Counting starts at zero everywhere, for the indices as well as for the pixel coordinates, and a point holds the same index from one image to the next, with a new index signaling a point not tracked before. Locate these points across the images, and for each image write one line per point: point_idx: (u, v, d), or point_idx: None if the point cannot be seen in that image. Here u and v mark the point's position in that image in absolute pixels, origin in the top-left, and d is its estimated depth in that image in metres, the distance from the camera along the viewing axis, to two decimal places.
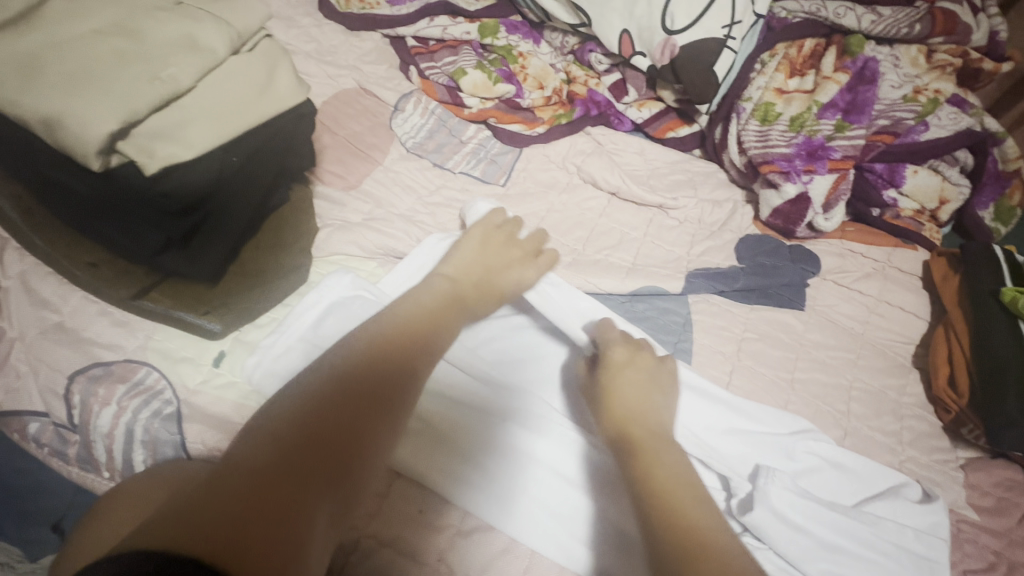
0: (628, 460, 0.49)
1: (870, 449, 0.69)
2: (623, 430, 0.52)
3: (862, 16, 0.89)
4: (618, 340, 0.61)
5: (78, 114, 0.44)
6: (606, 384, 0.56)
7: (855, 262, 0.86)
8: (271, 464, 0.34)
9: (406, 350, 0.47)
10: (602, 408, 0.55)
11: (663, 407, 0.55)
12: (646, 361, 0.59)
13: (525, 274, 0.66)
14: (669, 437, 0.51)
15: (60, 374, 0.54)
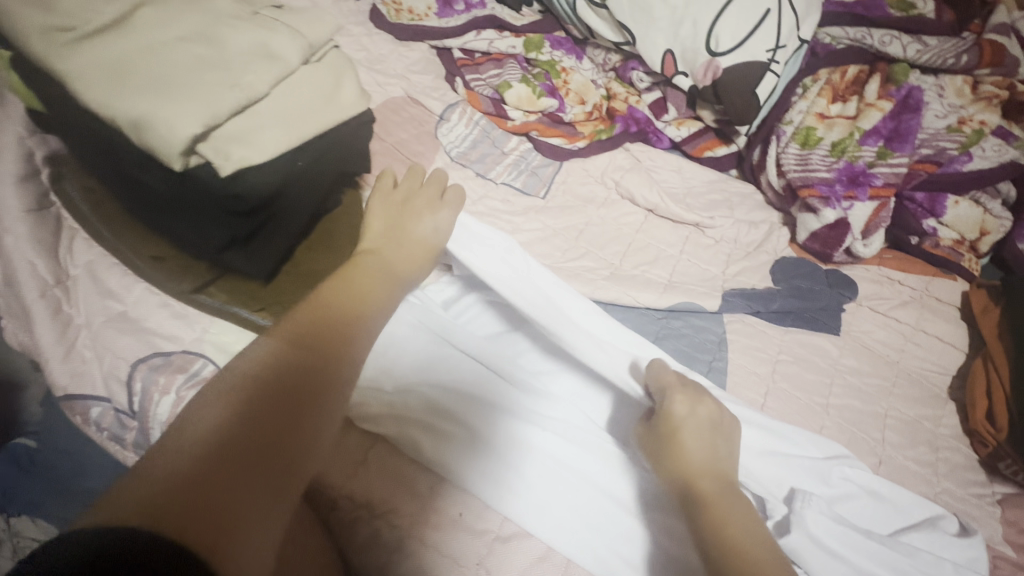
0: (700, 515, 0.51)
1: (905, 479, 0.69)
2: (690, 480, 0.53)
3: (908, 44, 0.89)
4: (676, 386, 0.59)
5: (164, 117, 0.46)
6: (672, 435, 0.56)
7: (893, 289, 0.85)
8: (220, 432, 0.33)
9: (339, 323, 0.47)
10: (665, 454, 0.56)
11: (725, 456, 0.56)
12: (709, 413, 0.57)
13: (432, 217, 0.64)
14: (735, 486, 0.53)
15: (124, 362, 0.56)
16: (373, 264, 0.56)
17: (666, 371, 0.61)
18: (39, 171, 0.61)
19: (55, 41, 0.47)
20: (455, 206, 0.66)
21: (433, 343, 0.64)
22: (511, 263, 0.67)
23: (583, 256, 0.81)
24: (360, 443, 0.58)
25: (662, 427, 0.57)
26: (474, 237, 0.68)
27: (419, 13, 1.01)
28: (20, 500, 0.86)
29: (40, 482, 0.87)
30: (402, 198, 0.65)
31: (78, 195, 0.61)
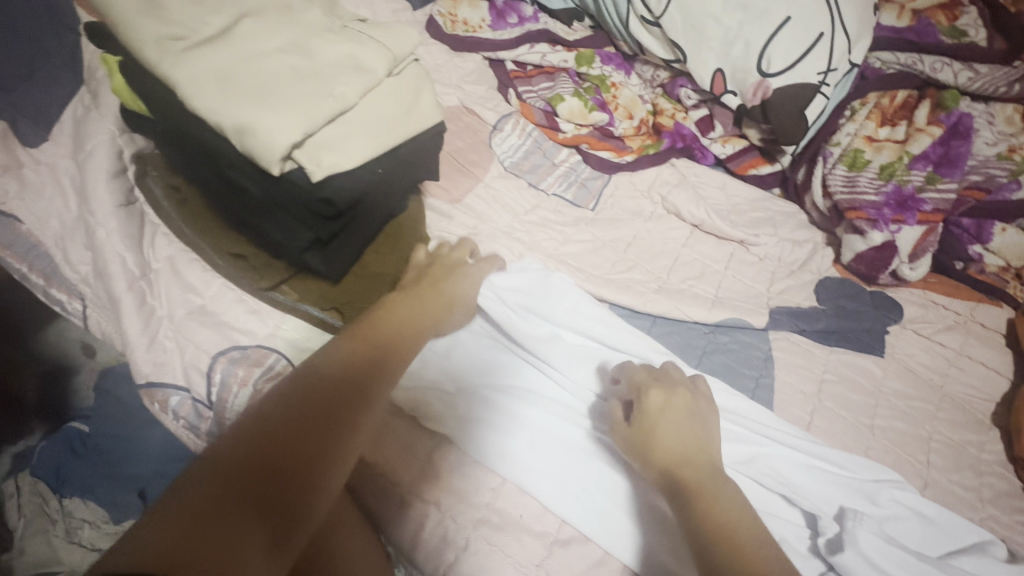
0: (689, 505, 0.49)
1: (951, 503, 0.69)
2: (676, 471, 0.52)
3: (959, 72, 0.89)
4: (649, 381, 0.59)
5: (267, 126, 0.49)
6: (647, 428, 0.55)
7: (937, 313, 0.86)
8: (219, 481, 0.36)
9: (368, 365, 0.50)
10: (648, 446, 0.55)
11: (706, 442, 0.55)
12: (682, 401, 0.58)
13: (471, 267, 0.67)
14: (722, 474, 0.53)
15: (205, 353, 0.59)
16: (415, 298, 0.59)
17: (637, 371, 0.62)
18: (127, 168, 0.65)
19: (169, 50, 0.50)
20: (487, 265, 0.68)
21: (490, 349, 0.66)
22: (556, 291, 0.71)
23: (633, 268, 0.83)
24: (423, 446, 0.59)
25: (639, 423, 0.56)
26: (518, 281, 0.71)
27: (473, 24, 1.04)
28: (74, 481, 0.87)
29: (95, 464, 0.88)
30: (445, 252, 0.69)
31: (161, 193, 0.63)
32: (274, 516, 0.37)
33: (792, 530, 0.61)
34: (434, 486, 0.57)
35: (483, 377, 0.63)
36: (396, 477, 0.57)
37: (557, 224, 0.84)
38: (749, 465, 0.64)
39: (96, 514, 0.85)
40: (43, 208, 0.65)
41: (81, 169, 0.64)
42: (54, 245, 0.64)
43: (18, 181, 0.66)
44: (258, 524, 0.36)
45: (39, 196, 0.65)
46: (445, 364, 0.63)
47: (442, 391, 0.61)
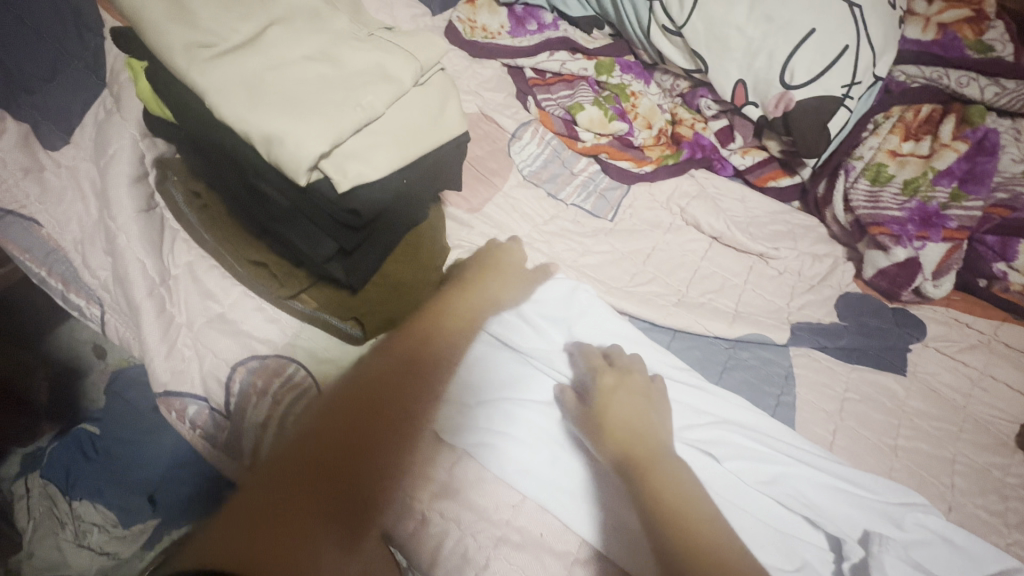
0: (641, 481, 0.52)
1: (976, 527, 0.68)
2: (628, 450, 0.54)
3: (985, 87, 0.88)
4: (606, 368, 0.63)
5: (296, 135, 0.48)
6: (602, 410, 0.58)
7: (960, 332, 0.85)
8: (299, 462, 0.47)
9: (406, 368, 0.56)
10: (601, 428, 0.57)
11: (658, 423, 0.58)
12: (637, 386, 0.61)
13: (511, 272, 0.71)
14: (670, 450, 0.55)
15: (224, 362, 0.58)
16: (437, 312, 0.62)
17: (594, 354, 0.65)
18: (148, 173, 0.64)
19: (197, 56, 0.50)
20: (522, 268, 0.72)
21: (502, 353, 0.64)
22: (574, 301, 0.73)
23: (652, 281, 0.82)
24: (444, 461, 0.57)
25: (595, 406, 0.59)
26: (540, 297, 0.72)
27: (492, 31, 1.03)
28: (81, 484, 0.85)
29: (103, 469, 0.85)
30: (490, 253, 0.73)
31: (181, 198, 0.63)
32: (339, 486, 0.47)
33: (816, 555, 0.59)
34: (453, 501, 0.55)
35: (495, 386, 0.62)
36: (416, 492, 0.54)
37: (572, 231, 0.83)
38: (771, 486, 0.63)
39: (106, 519, 0.84)
40: (64, 212, 0.65)
41: (101, 173, 0.63)
42: (73, 249, 0.64)
43: (38, 184, 0.65)
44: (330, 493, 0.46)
45: (60, 200, 0.65)
46: (461, 372, 0.60)
47: (464, 403, 0.59)
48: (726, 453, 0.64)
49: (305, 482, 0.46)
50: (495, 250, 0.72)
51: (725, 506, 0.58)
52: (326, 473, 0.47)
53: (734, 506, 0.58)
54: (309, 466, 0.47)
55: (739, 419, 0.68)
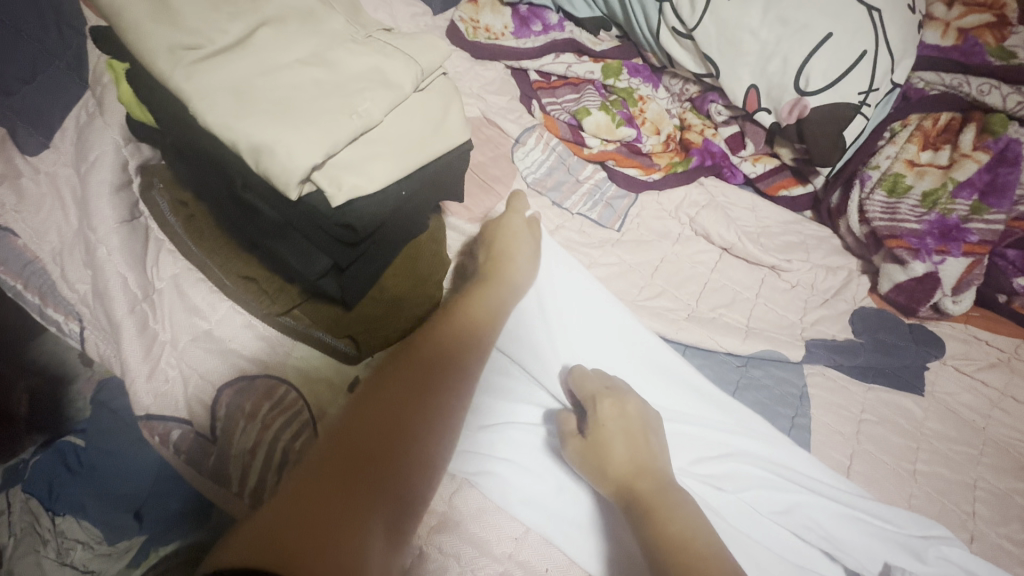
0: (643, 519, 0.49)
1: (999, 559, 0.65)
2: (626, 483, 0.51)
3: (1008, 95, 0.84)
4: (603, 391, 0.58)
5: (287, 145, 0.45)
6: (598, 441, 0.54)
7: (980, 350, 0.82)
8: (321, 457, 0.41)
9: (434, 363, 0.51)
10: (596, 460, 0.53)
11: (658, 451, 0.55)
12: (636, 411, 0.56)
13: (526, 267, 0.65)
14: (672, 481, 0.52)
15: (210, 384, 0.55)
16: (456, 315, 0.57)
17: (587, 381, 0.60)
18: (131, 180, 0.61)
19: (181, 59, 0.47)
20: (530, 251, 0.67)
21: (503, 376, 0.63)
22: (585, 308, 0.69)
23: (660, 295, 0.78)
24: (443, 491, 0.54)
25: (592, 435, 0.55)
26: (544, 300, 0.67)
27: (495, 31, 1.00)
28: (65, 498, 0.82)
29: (87, 482, 0.82)
30: (493, 238, 0.67)
31: (167, 208, 0.59)
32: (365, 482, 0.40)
33: None
34: (448, 534, 0.51)
35: (497, 409, 0.60)
36: None
37: (578, 242, 0.80)
38: (786, 516, 0.60)
39: (90, 535, 0.81)
40: (42, 222, 0.61)
41: (82, 181, 0.60)
42: (52, 261, 0.61)
43: (15, 192, 0.62)
44: (355, 488, 0.39)
45: (38, 209, 0.62)
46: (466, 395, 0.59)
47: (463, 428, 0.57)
48: (742, 482, 0.61)
49: (328, 478, 0.39)
50: (496, 230, 0.68)
51: (741, 543, 0.56)
52: (367, 467, 0.41)
53: (752, 542, 0.56)
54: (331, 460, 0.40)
55: (753, 437, 0.65)
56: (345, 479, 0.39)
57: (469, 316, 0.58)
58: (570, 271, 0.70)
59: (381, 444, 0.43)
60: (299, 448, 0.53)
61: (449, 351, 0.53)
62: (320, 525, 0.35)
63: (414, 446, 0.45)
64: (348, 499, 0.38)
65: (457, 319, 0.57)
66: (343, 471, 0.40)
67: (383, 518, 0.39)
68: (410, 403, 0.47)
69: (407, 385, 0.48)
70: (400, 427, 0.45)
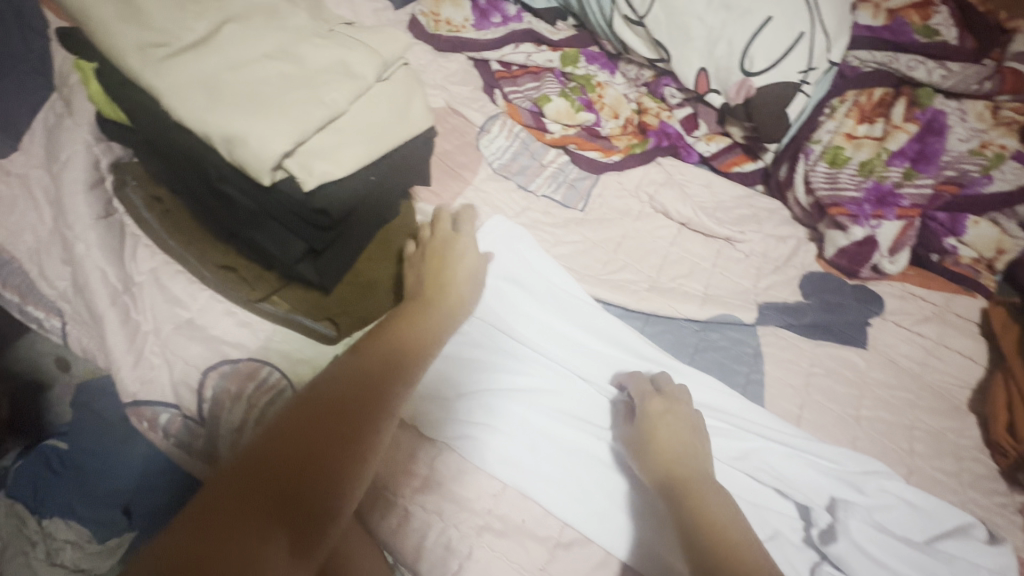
0: (684, 503, 0.51)
1: (933, 489, 0.72)
2: (672, 473, 0.54)
3: (932, 70, 0.93)
4: (654, 392, 0.62)
5: (258, 135, 0.48)
6: (650, 432, 0.58)
7: (917, 305, 0.89)
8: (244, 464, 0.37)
9: (378, 368, 0.47)
10: (645, 454, 0.57)
11: (705, 453, 0.57)
12: (686, 414, 0.60)
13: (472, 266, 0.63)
14: (713, 478, 0.54)
15: (196, 370, 0.57)
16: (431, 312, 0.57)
17: (643, 381, 0.64)
18: (104, 178, 0.62)
19: (151, 57, 0.49)
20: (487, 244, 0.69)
21: (476, 348, 0.66)
22: (551, 284, 0.73)
23: (623, 268, 0.83)
24: (426, 455, 0.58)
25: (641, 427, 0.59)
26: (517, 281, 0.72)
27: (456, 24, 1.02)
28: (54, 500, 0.83)
29: (73, 483, 0.83)
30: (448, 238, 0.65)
31: (142, 204, 0.61)
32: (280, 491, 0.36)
33: (786, 522, 0.63)
34: (433, 493, 0.57)
35: (471, 380, 0.63)
36: (398, 488, 0.56)
37: (543, 222, 0.84)
38: (742, 461, 0.65)
39: (79, 535, 0.82)
40: (15, 222, 0.62)
41: (55, 182, 0.61)
42: (28, 260, 0.62)
43: None
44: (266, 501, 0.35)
45: (10, 209, 0.63)
46: (441, 369, 0.63)
47: (443, 398, 0.61)
48: None
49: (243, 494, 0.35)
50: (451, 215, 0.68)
51: None
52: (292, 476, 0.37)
53: None
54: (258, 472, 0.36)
55: (708, 389, 0.71)
56: (252, 501, 0.35)
57: (411, 322, 0.54)
58: (535, 252, 0.75)
59: (309, 455, 0.38)
60: None
61: (391, 357, 0.49)
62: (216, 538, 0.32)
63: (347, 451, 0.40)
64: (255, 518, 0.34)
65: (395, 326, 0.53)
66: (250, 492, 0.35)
67: (294, 536, 0.35)
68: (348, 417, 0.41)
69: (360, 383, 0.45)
70: (334, 440, 0.40)
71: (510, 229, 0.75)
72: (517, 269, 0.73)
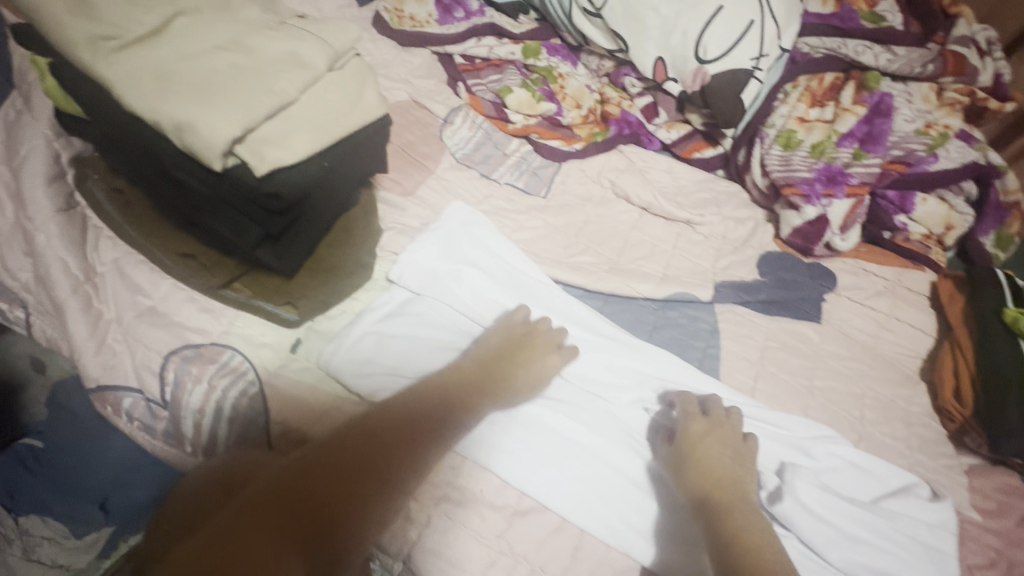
0: (717, 517, 0.55)
1: (881, 453, 0.75)
2: (707, 489, 0.58)
3: (879, 55, 0.98)
4: (697, 414, 0.66)
5: (207, 121, 0.49)
6: (689, 452, 0.61)
7: (869, 280, 0.92)
8: (270, 488, 0.42)
9: (407, 426, 0.51)
10: (681, 468, 0.61)
11: (743, 477, 0.61)
12: (726, 436, 0.64)
13: (554, 362, 0.66)
14: (750, 502, 0.58)
15: (157, 354, 0.59)
16: (475, 380, 0.60)
17: (691, 402, 0.68)
18: (65, 172, 0.64)
19: (101, 49, 0.51)
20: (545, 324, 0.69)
21: (438, 329, 0.67)
22: (510, 267, 0.75)
23: (584, 252, 0.85)
24: None
25: (681, 444, 0.63)
26: (481, 266, 0.74)
27: (420, 20, 1.04)
28: (27, 499, 0.83)
29: (45, 481, 0.83)
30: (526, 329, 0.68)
31: (103, 196, 0.63)
32: (297, 526, 0.40)
33: None
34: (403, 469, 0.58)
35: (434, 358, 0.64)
36: None
37: (505, 209, 0.86)
38: None
39: (56, 531, 0.83)
40: None
41: (15, 176, 0.63)
42: None
43: None
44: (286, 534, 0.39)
45: None
46: (404, 349, 0.64)
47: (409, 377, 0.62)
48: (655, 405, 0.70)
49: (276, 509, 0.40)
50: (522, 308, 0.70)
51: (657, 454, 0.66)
52: (308, 514, 0.41)
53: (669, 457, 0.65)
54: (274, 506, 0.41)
55: (662, 365, 0.73)
56: (275, 522, 0.40)
57: (456, 391, 0.58)
58: (495, 236, 0.77)
59: (335, 484, 0.43)
60: (247, 405, 0.58)
61: (416, 415, 0.53)
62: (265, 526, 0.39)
63: (368, 490, 0.45)
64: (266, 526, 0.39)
65: (435, 388, 0.57)
66: (269, 516, 0.40)
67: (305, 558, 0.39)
68: (368, 469, 0.45)
69: (399, 436, 0.50)
70: (356, 479, 0.45)
71: (464, 212, 0.77)
72: (478, 254, 0.75)
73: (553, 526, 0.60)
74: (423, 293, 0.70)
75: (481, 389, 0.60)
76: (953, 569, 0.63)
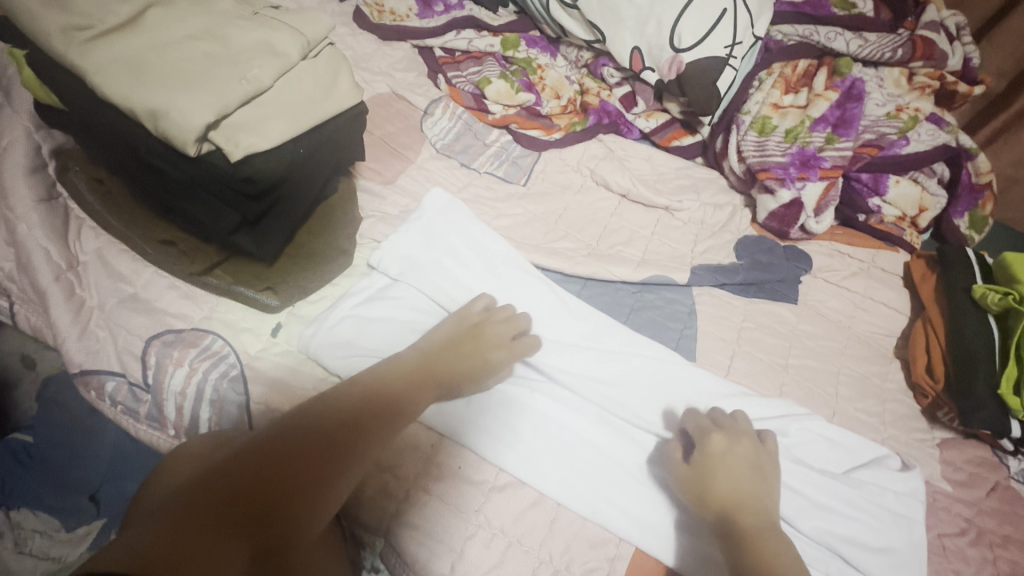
0: (741, 546, 0.54)
1: (855, 427, 0.77)
2: (729, 512, 0.56)
3: (850, 41, 0.99)
4: (713, 428, 0.63)
5: (179, 108, 0.51)
6: (709, 470, 0.59)
7: (843, 262, 0.94)
8: (218, 475, 0.43)
9: (357, 418, 0.51)
10: (701, 485, 0.59)
11: (766, 494, 0.58)
12: (747, 451, 0.61)
13: (504, 355, 0.65)
14: (775, 524, 0.56)
15: (138, 339, 0.60)
16: (429, 370, 0.60)
17: (702, 419, 0.65)
18: (46, 164, 0.65)
19: (75, 39, 0.52)
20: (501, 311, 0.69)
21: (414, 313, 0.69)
22: (487, 251, 0.76)
23: (563, 238, 0.87)
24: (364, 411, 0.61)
25: (700, 462, 0.60)
26: (457, 251, 0.75)
27: (400, 14, 1.07)
28: (19, 492, 0.81)
29: (39, 474, 0.82)
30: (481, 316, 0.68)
31: (84, 186, 0.64)
32: (243, 514, 0.41)
33: None
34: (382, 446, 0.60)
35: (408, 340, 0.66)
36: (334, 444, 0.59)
37: (485, 198, 0.87)
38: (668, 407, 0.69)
39: (48, 524, 0.80)
40: None
41: None
42: None
43: None
44: (231, 523, 0.41)
45: None
46: (380, 333, 0.65)
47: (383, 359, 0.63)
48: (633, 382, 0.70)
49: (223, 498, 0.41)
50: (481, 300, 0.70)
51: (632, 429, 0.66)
52: (254, 504, 0.42)
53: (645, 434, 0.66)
54: (220, 492, 0.42)
55: (641, 344, 0.74)
56: (223, 509, 0.41)
57: (410, 380, 0.58)
58: (472, 222, 0.77)
59: (282, 476, 0.44)
60: (227, 387, 0.59)
61: (369, 406, 0.53)
62: (206, 514, 0.40)
63: (318, 481, 0.46)
64: (215, 523, 0.40)
65: (388, 378, 0.57)
66: (214, 505, 0.41)
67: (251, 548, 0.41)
68: (317, 460, 0.46)
69: (350, 429, 0.50)
70: (304, 469, 0.45)
71: (442, 199, 0.78)
72: (456, 240, 0.76)
73: (529, 501, 0.61)
74: (400, 280, 0.71)
75: (431, 377, 0.60)
76: (922, 535, 0.64)
